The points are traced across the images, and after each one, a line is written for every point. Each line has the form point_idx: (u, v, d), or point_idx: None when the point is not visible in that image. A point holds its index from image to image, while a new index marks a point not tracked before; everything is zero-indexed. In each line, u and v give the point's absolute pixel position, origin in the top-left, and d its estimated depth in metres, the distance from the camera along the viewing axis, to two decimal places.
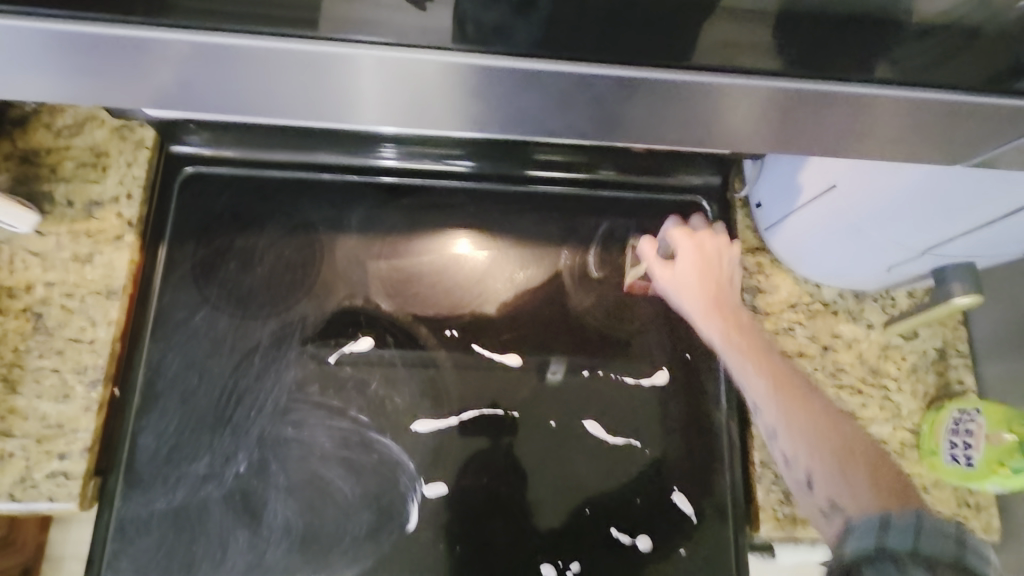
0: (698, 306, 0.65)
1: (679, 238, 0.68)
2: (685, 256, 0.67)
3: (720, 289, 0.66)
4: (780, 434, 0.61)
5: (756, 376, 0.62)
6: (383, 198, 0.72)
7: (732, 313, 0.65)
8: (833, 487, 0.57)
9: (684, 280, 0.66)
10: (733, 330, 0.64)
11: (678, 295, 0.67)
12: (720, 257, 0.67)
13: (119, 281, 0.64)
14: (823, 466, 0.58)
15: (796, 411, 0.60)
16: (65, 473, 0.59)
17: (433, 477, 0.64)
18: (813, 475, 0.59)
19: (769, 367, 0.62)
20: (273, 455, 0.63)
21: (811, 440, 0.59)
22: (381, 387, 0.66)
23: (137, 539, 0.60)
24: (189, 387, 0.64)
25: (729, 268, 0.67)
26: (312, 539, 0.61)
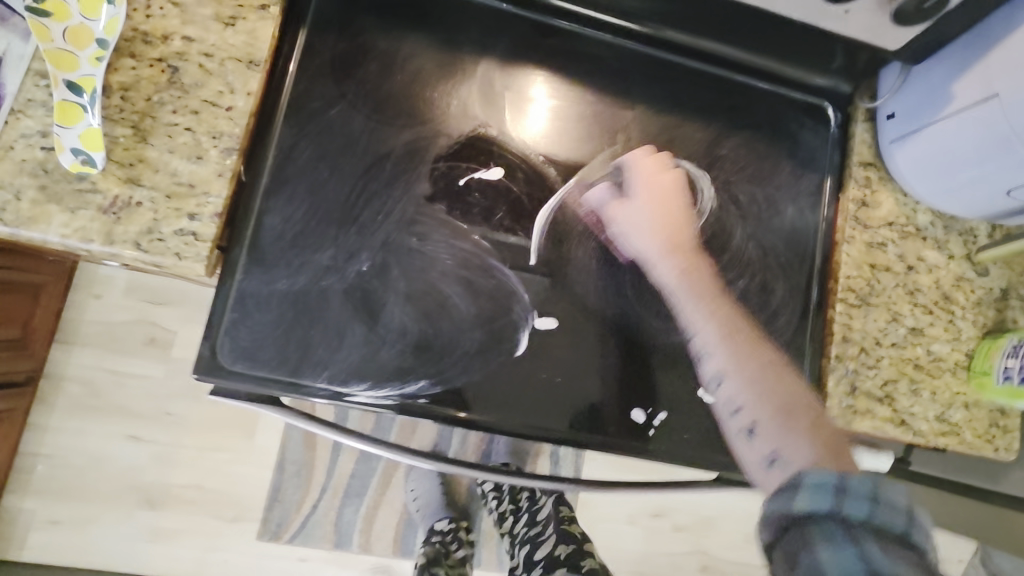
0: (651, 245, 0.68)
1: (635, 172, 0.70)
2: (638, 190, 0.70)
3: (677, 224, 0.70)
4: (745, 394, 0.63)
5: (710, 322, 0.68)
6: (528, 34, 0.70)
7: (690, 263, 0.69)
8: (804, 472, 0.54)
9: (683, 293, 0.68)
10: (728, 327, 0.68)
11: (633, 235, 0.69)
12: (672, 199, 0.70)
13: (261, 53, 0.60)
14: (807, 456, 0.55)
15: (802, 441, 0.56)
16: (194, 233, 0.57)
17: (545, 312, 0.66)
18: (784, 452, 0.56)
19: (799, 405, 0.61)
20: (396, 261, 0.63)
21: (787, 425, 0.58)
22: (507, 219, 0.66)
23: (257, 313, 0.59)
24: (319, 179, 0.62)
25: (684, 207, 0.70)
26: (426, 345, 0.62)
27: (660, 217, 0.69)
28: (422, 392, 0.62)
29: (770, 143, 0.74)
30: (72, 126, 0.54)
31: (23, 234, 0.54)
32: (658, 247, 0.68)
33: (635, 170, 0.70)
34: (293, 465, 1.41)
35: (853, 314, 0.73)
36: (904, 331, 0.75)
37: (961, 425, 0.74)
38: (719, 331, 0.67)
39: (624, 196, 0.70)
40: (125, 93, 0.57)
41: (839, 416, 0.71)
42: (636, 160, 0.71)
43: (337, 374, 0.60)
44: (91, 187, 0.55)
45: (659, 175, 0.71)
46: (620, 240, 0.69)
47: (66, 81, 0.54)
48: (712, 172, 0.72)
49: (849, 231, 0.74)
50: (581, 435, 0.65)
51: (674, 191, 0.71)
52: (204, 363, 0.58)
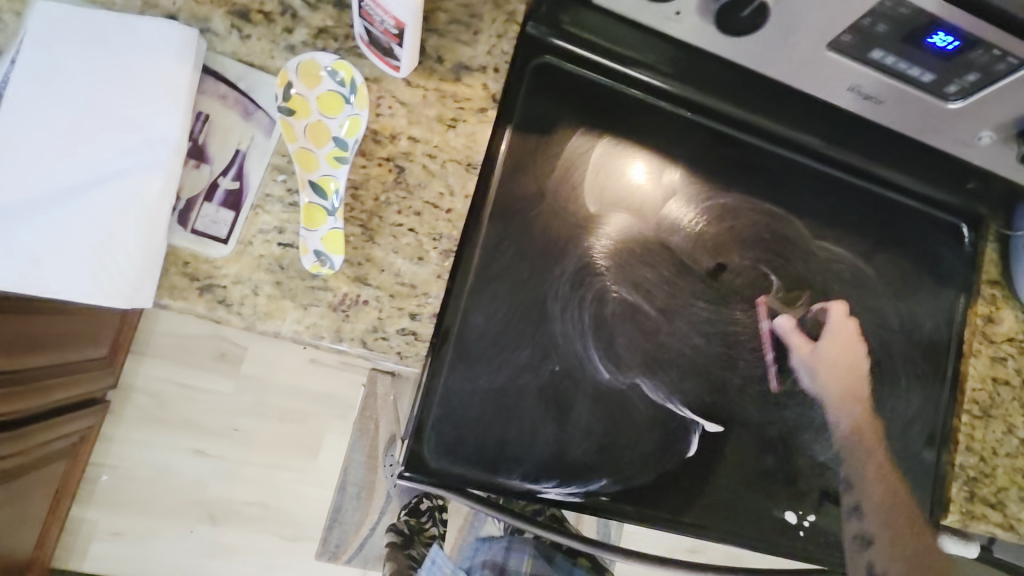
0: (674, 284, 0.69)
1: (621, 202, 0.69)
2: (645, 223, 0.69)
3: (690, 265, 0.70)
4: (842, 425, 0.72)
5: (827, 381, 0.71)
6: (708, 142, 0.73)
7: (765, 312, 0.71)
8: (876, 513, 0.70)
9: (769, 295, 0.72)
10: (814, 334, 0.73)
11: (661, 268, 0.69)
12: (775, 251, 0.73)
13: (479, 155, 0.62)
14: (859, 436, 0.73)
15: (859, 419, 0.73)
16: (414, 333, 0.59)
17: (712, 417, 0.69)
18: (860, 482, 0.71)
19: (837, 371, 0.72)
20: (586, 361, 0.65)
21: (863, 456, 0.72)
22: (683, 324, 0.69)
23: (460, 409, 0.61)
24: (519, 278, 0.64)
25: (793, 261, 0.74)
26: (609, 444, 0.65)
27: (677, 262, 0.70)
28: (603, 489, 0.65)
29: (915, 258, 0.79)
30: (316, 229, 0.55)
31: (257, 328, 0.55)
32: (680, 298, 0.69)
33: (626, 203, 0.69)
34: (354, 487, 1.44)
35: (975, 424, 0.78)
36: (1017, 442, 0.80)
37: None
38: (800, 335, 0.72)
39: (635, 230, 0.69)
40: (355, 192, 0.58)
41: (959, 520, 0.77)
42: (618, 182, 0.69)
43: (529, 471, 0.63)
44: (322, 285, 0.56)
45: (744, 245, 0.73)
46: (621, 236, 0.68)
47: (310, 181, 0.56)
48: (864, 285, 0.76)
49: (977, 346, 0.79)
50: (737, 532, 0.69)
51: (654, 207, 0.70)
52: (413, 459, 0.60)
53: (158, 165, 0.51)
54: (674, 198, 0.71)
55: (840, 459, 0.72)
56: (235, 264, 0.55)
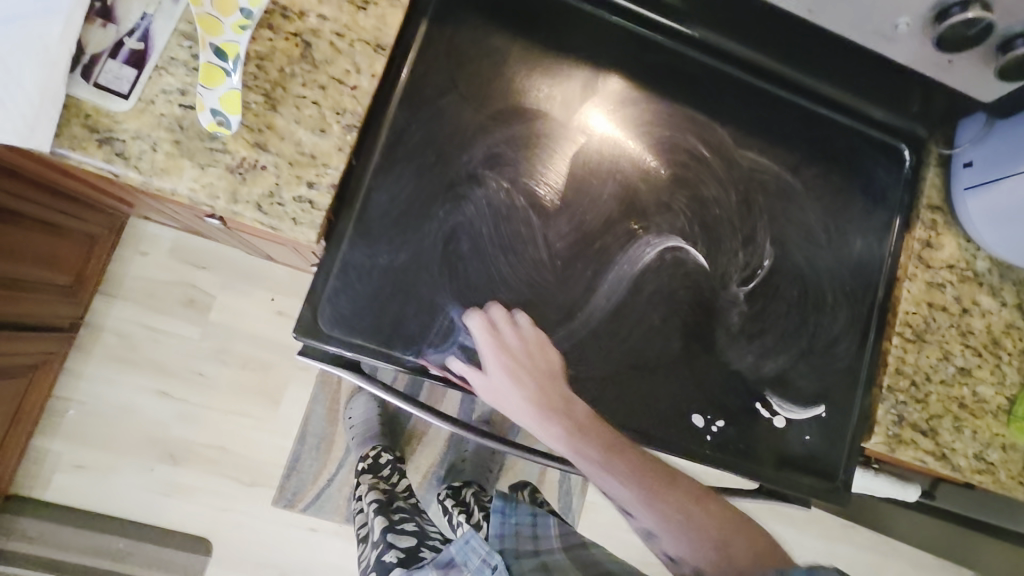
0: (526, 411, 0.64)
1: (489, 352, 0.64)
2: (491, 361, 0.64)
3: (550, 385, 0.65)
4: (625, 490, 0.62)
5: (626, 487, 0.62)
6: (632, 47, 0.73)
7: (568, 408, 0.64)
8: (689, 565, 0.60)
9: (501, 379, 0.64)
10: (580, 434, 0.62)
11: (499, 400, 0.65)
12: (512, 347, 0.65)
13: (388, 37, 0.63)
14: (637, 496, 0.62)
15: (664, 506, 0.63)
16: (311, 202, 0.60)
17: (620, 316, 0.69)
18: (673, 549, 0.61)
19: (602, 437, 0.63)
20: (491, 249, 0.66)
21: (660, 517, 0.62)
22: (597, 223, 0.69)
23: (358, 283, 0.62)
24: (425, 163, 0.65)
25: (553, 355, 0.66)
26: (509, 332, 0.66)
27: (526, 383, 0.64)
28: (500, 376, 0.65)
29: (846, 175, 0.77)
30: (214, 89, 0.57)
31: (154, 184, 0.57)
32: (528, 413, 0.63)
33: (484, 342, 0.64)
34: (313, 439, 1.45)
35: (907, 347, 0.76)
36: (953, 370, 0.78)
37: (996, 465, 0.78)
38: (537, 406, 0.63)
39: (478, 369, 0.65)
40: (260, 62, 0.60)
41: (885, 444, 0.74)
42: (474, 325, 0.64)
43: (424, 348, 0.64)
44: (221, 147, 0.58)
45: (502, 332, 0.65)
46: (471, 383, 0.65)
47: (212, 45, 0.57)
48: (789, 199, 0.75)
49: (911, 269, 0.77)
50: (644, 432, 0.68)
51: (535, 358, 0.65)
52: (304, 325, 0.61)
53: (59, 13, 0.53)
54: (590, 99, 0.71)
55: (658, 540, 0.62)
56: (136, 121, 0.57)
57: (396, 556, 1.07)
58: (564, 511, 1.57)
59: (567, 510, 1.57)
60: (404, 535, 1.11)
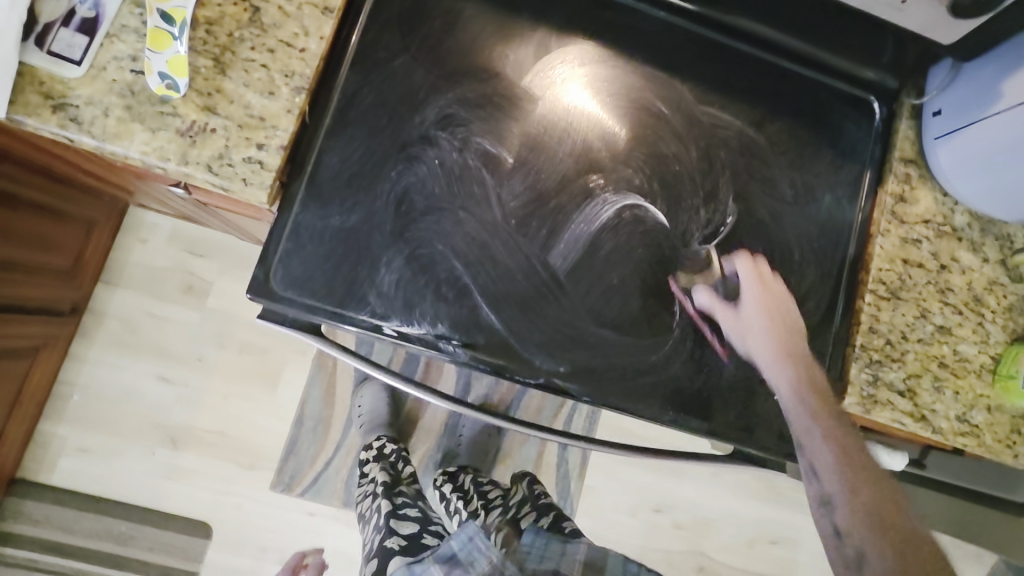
0: (734, 332, 0.69)
1: (731, 265, 0.72)
2: (712, 268, 0.71)
3: (774, 298, 0.71)
4: (811, 438, 0.62)
5: (785, 381, 0.67)
6: (587, 5, 0.72)
7: (784, 346, 0.69)
8: (843, 509, 0.58)
9: (755, 325, 0.69)
10: (807, 389, 0.66)
11: (717, 305, 0.71)
12: (783, 300, 0.71)
13: (336, 1, 0.64)
14: (837, 485, 0.60)
15: (835, 450, 0.61)
16: (260, 163, 0.61)
17: (577, 276, 0.69)
18: (816, 463, 0.61)
19: (799, 368, 0.67)
20: (444, 210, 0.66)
21: (853, 483, 0.60)
22: (553, 182, 0.69)
23: (310, 244, 0.63)
24: (377, 125, 0.66)
25: (791, 311, 0.71)
26: (462, 292, 0.66)
27: (757, 308, 0.70)
28: (454, 338, 0.65)
29: (812, 131, 0.76)
30: (162, 52, 0.59)
31: (107, 148, 0.58)
32: (703, 311, 0.71)
33: (727, 260, 0.72)
34: (310, 422, 1.47)
35: (881, 305, 0.74)
36: (932, 328, 0.75)
37: (981, 427, 0.75)
38: (715, 298, 0.71)
39: (714, 282, 0.71)
40: (209, 28, 0.61)
41: (858, 404, 0.72)
42: (709, 242, 0.72)
43: (377, 309, 0.64)
44: (172, 111, 0.59)
45: (697, 247, 0.71)
46: (694, 292, 0.71)
47: (159, 10, 0.59)
48: (753, 155, 0.74)
49: (885, 224, 0.75)
50: (601, 392, 0.68)
51: (758, 287, 0.71)
52: (257, 285, 0.62)
53: None
54: (546, 58, 0.71)
55: (832, 509, 0.59)
56: (89, 87, 0.58)
57: (400, 543, 0.98)
58: (564, 499, 1.51)
59: (566, 499, 1.51)
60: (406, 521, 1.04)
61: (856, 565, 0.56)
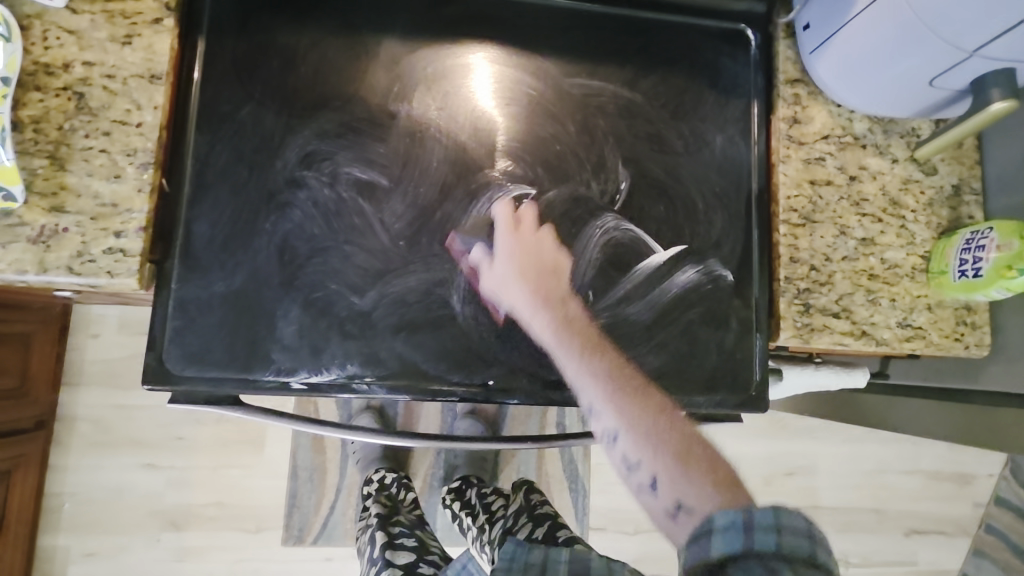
0: (525, 296, 0.63)
1: (502, 238, 0.67)
2: (503, 249, 0.66)
3: (540, 270, 0.65)
4: (628, 435, 0.52)
5: (617, 398, 0.54)
6: (427, 5, 0.70)
7: (610, 353, 0.57)
8: (709, 497, 0.48)
9: (507, 279, 0.65)
10: (566, 328, 0.60)
11: (506, 293, 0.64)
12: (542, 249, 0.67)
13: (162, 66, 0.62)
14: (673, 467, 0.50)
15: (638, 411, 0.53)
16: (123, 250, 0.59)
17: (481, 280, 0.66)
18: (682, 496, 0.48)
19: (607, 357, 0.57)
20: (327, 249, 0.64)
21: (656, 443, 0.51)
22: (434, 193, 0.67)
23: (198, 318, 0.61)
24: (239, 180, 0.64)
25: (552, 253, 0.67)
26: (366, 326, 0.63)
27: (557, 315, 0.61)
28: (368, 374, 0.63)
29: (690, 75, 0.74)
30: None
31: None
32: (528, 302, 0.62)
33: (505, 234, 0.67)
34: (305, 472, 1.45)
35: (798, 232, 0.72)
36: (854, 243, 0.74)
37: (925, 328, 0.73)
38: (537, 298, 0.62)
39: (490, 259, 0.67)
40: (36, 126, 0.59)
41: (796, 337, 0.71)
42: (499, 219, 0.68)
43: (284, 364, 0.62)
44: (18, 221, 0.57)
45: (524, 232, 0.67)
46: (483, 275, 0.66)
47: None
48: (635, 114, 0.72)
49: (783, 150, 0.73)
50: (530, 390, 0.66)
51: (545, 250, 0.67)
52: (153, 374, 0.60)
53: None
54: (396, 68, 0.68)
55: (664, 490, 0.49)
56: None
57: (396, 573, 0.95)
58: (574, 482, 1.51)
59: (576, 481, 1.51)
60: (401, 551, 1.00)
61: (676, 510, 0.48)
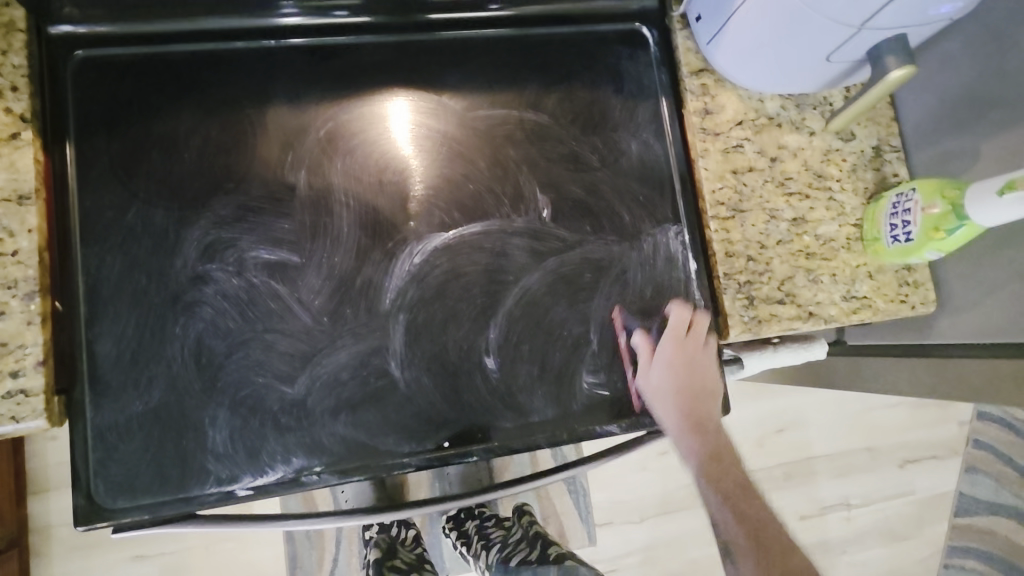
0: (672, 422, 0.66)
1: (662, 351, 0.68)
2: (666, 372, 0.67)
3: (693, 400, 0.67)
4: (731, 536, 0.65)
5: (726, 513, 0.66)
6: (306, 64, 0.66)
7: (706, 431, 0.67)
8: (751, 563, 0.63)
9: (663, 390, 0.66)
10: (703, 453, 0.67)
11: (658, 403, 0.66)
12: (700, 361, 0.68)
13: (27, 184, 0.57)
14: (738, 540, 0.65)
15: (732, 509, 0.66)
16: (23, 391, 0.55)
17: (416, 341, 0.64)
18: (746, 575, 0.63)
19: (700, 442, 0.67)
20: (244, 343, 0.61)
21: (722, 499, 0.67)
22: (350, 260, 0.64)
23: (121, 444, 0.58)
24: (138, 288, 0.60)
25: (713, 378, 0.68)
26: (303, 413, 0.61)
27: (683, 405, 0.67)
28: (313, 463, 0.60)
29: (593, 86, 0.72)
30: None
31: None
32: (676, 428, 0.66)
33: (664, 344, 0.68)
34: (300, 533, 1.37)
35: (728, 225, 0.71)
36: (786, 225, 0.73)
37: (870, 297, 0.73)
38: (684, 431, 0.66)
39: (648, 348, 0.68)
40: None
41: (744, 332, 0.70)
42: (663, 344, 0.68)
43: (221, 474, 0.59)
44: None
45: (685, 340, 0.68)
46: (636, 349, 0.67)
47: None
48: (544, 137, 0.70)
49: (700, 144, 0.72)
50: (486, 442, 0.63)
51: (698, 362, 0.68)
52: (82, 513, 0.56)
53: None
54: (285, 136, 0.65)
55: (735, 561, 0.64)
56: None
57: None
58: (571, 484, 1.50)
59: (574, 482, 1.50)
60: None
61: None
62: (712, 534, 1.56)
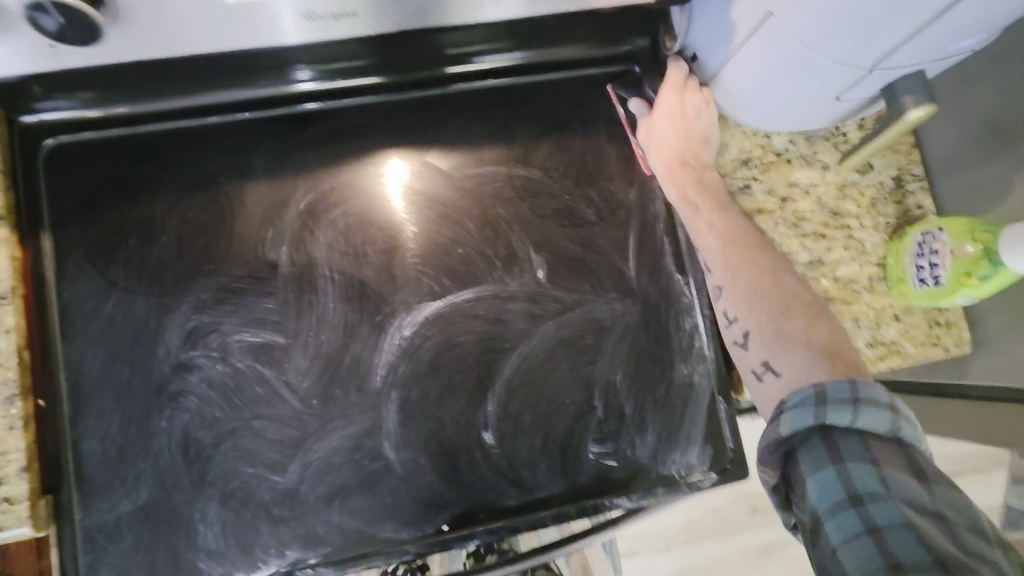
0: (669, 178, 0.65)
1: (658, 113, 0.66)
2: (661, 116, 0.66)
3: (706, 189, 0.64)
4: (782, 369, 0.54)
5: (743, 303, 0.59)
6: (284, 134, 0.64)
7: (717, 218, 0.63)
8: (781, 371, 0.54)
9: (656, 131, 0.65)
10: (723, 232, 0.62)
11: (653, 152, 0.66)
12: (695, 112, 0.65)
13: (5, 283, 0.55)
14: (758, 332, 0.57)
15: (798, 352, 0.54)
16: (7, 500, 0.53)
17: (410, 419, 0.61)
18: (773, 363, 0.55)
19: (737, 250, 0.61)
20: (231, 433, 0.58)
21: (761, 310, 0.58)
22: (337, 338, 0.61)
23: (110, 546, 0.56)
24: (121, 381, 0.58)
25: (705, 123, 0.65)
26: (296, 502, 0.58)
27: (683, 183, 0.64)
28: (308, 555, 0.58)
29: (585, 133, 0.68)
30: None
31: None
32: (673, 186, 0.64)
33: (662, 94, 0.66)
34: None
35: None
36: (801, 269, 0.68)
37: (898, 341, 0.67)
38: (695, 211, 0.63)
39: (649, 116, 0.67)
40: None
41: None
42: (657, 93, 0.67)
43: (215, 572, 0.57)
44: None
45: (682, 90, 0.66)
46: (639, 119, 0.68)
47: None
48: (535, 192, 0.66)
49: None
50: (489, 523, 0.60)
51: (697, 119, 0.65)
52: None
53: None
54: (266, 210, 0.62)
55: (749, 351, 0.57)
56: None
57: None
58: None
59: None
60: None
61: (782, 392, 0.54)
62: (744, 560, 1.50)
